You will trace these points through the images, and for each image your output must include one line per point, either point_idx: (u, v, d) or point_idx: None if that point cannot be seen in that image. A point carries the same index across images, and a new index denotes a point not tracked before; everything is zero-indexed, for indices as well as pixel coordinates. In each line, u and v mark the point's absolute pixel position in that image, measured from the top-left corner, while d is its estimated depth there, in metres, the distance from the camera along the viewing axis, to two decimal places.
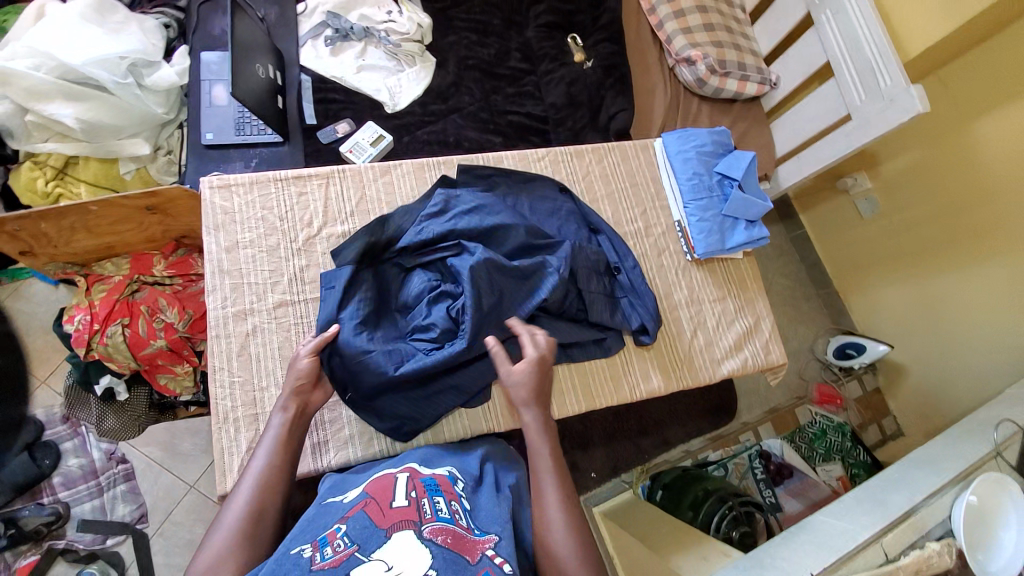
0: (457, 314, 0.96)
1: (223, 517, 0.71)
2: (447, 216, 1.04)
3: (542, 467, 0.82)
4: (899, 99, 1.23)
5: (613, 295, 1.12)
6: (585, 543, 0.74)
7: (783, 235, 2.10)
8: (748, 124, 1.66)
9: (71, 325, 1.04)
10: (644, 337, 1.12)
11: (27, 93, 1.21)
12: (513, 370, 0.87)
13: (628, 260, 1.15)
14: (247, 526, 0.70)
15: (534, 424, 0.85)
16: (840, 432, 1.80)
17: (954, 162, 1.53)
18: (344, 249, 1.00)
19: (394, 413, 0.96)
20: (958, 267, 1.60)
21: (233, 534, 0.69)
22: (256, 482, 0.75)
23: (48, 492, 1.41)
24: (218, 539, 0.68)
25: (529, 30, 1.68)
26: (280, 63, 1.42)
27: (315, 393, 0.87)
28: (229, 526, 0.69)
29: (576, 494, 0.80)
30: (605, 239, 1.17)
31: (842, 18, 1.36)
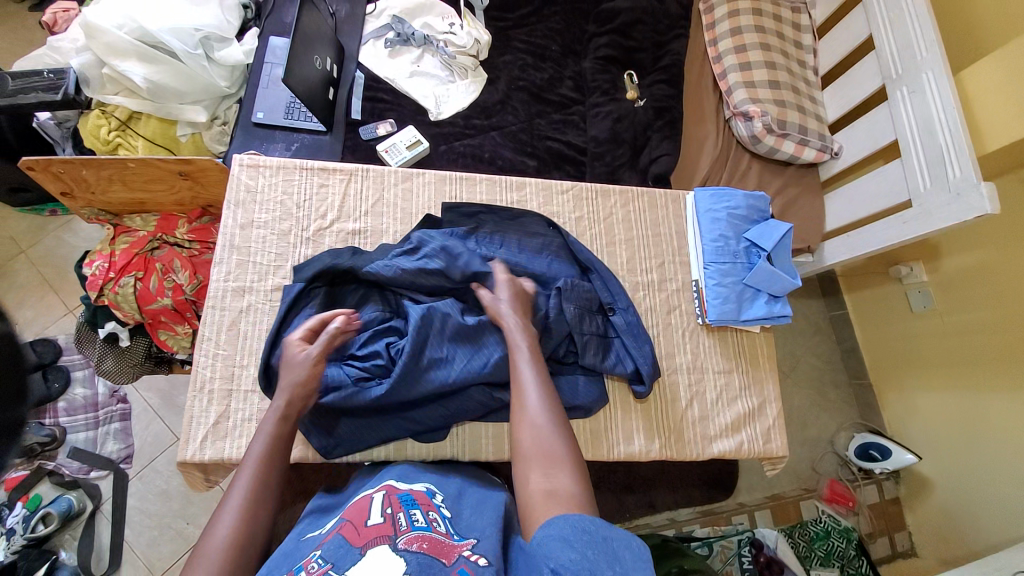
0: (395, 355, 0.95)
1: (207, 539, 0.69)
2: (418, 256, 1.01)
3: (522, 358, 0.86)
4: (965, 194, 1.13)
5: (605, 336, 1.06)
6: (557, 415, 0.78)
7: (821, 312, 1.97)
8: (799, 190, 1.56)
9: (90, 269, 1.10)
10: (639, 387, 1.06)
11: (108, 49, 1.32)
12: (495, 291, 0.96)
13: (621, 300, 1.09)
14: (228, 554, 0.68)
15: (514, 323, 0.91)
16: (845, 537, 1.63)
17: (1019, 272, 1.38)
18: (307, 265, 0.99)
19: (359, 418, 0.95)
20: (1007, 387, 1.43)
21: (219, 558, 0.67)
22: (240, 504, 0.73)
23: (50, 414, 1.48)
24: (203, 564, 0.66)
25: (586, 60, 1.67)
26: (340, 57, 1.49)
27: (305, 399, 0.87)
28: (214, 551, 0.67)
29: (552, 384, 0.83)
30: (598, 279, 1.11)
31: (918, 97, 1.26)
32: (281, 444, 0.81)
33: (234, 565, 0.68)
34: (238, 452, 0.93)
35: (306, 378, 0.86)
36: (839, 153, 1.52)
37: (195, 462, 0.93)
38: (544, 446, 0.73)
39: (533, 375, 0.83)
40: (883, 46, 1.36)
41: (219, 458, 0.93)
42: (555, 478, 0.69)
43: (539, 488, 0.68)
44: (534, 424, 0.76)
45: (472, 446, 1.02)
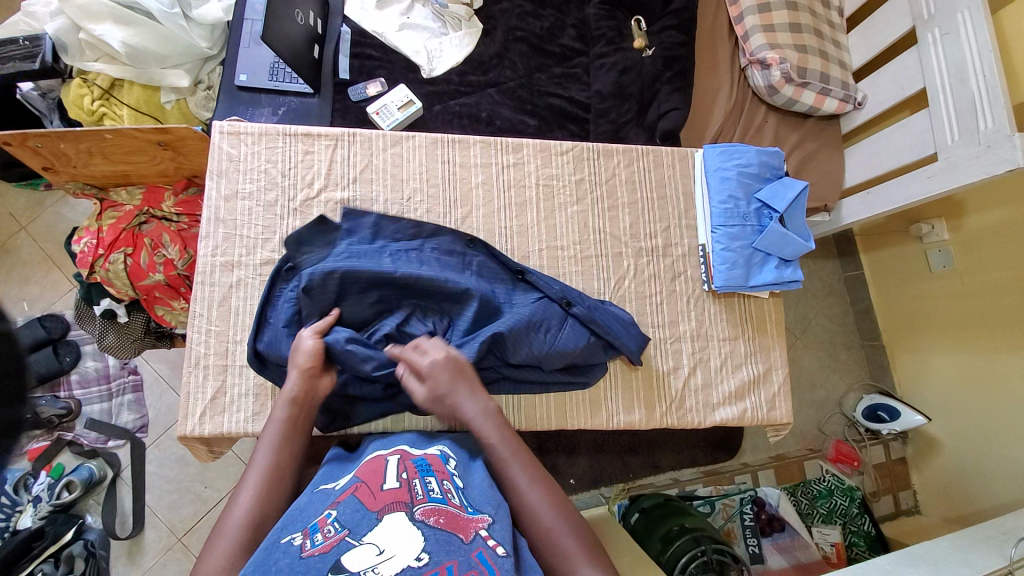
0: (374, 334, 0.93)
1: (226, 519, 0.68)
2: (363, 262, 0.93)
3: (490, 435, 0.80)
4: (997, 147, 1.04)
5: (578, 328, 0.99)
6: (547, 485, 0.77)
7: (835, 273, 1.90)
8: (817, 144, 1.46)
9: (78, 246, 1.08)
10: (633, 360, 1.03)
11: (82, 12, 1.24)
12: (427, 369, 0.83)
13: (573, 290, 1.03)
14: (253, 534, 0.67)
15: (468, 402, 0.82)
16: (848, 496, 1.65)
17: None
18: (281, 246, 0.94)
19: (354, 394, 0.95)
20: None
21: (234, 546, 0.65)
22: (255, 486, 0.71)
23: (64, 387, 1.50)
24: (221, 547, 0.64)
25: (590, 5, 1.54)
26: (324, 11, 1.39)
27: (323, 379, 0.84)
28: (231, 538, 0.65)
29: (541, 467, 0.79)
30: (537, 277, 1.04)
31: (952, 39, 1.14)
32: (298, 422, 0.79)
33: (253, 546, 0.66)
34: (237, 425, 0.94)
35: (311, 353, 0.83)
36: (863, 102, 1.40)
37: (196, 437, 0.93)
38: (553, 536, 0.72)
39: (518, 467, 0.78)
40: None
41: (219, 433, 0.93)
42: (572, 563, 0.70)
43: None
44: (541, 525, 0.73)
45: None
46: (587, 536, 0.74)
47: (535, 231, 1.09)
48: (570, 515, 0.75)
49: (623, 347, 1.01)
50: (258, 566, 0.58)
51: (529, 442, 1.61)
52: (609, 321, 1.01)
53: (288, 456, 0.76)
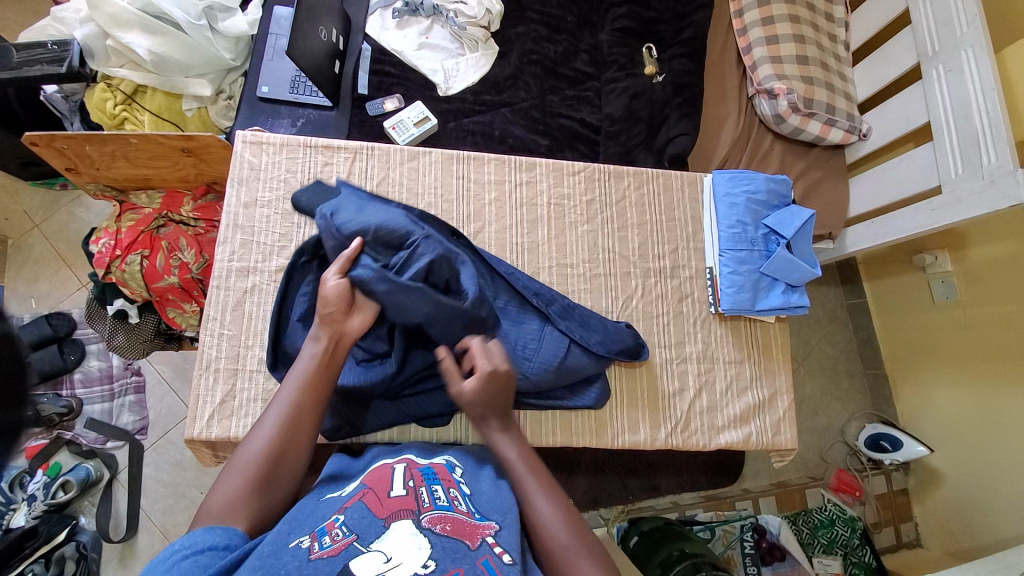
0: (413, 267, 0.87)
1: (239, 456, 0.71)
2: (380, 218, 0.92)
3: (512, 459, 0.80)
4: (1000, 182, 1.06)
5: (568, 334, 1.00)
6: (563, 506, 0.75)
7: (838, 299, 1.92)
8: (822, 173, 1.49)
9: (96, 246, 1.10)
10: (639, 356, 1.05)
11: (110, 19, 1.28)
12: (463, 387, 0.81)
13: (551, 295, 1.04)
14: (260, 485, 0.69)
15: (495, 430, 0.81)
16: (849, 526, 1.63)
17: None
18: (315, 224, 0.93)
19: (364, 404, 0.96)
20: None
21: (251, 475, 0.69)
22: (277, 420, 0.73)
23: (67, 385, 1.50)
24: (239, 474, 0.68)
25: (603, 32, 1.59)
26: (346, 29, 1.43)
27: (350, 322, 0.80)
28: (248, 468, 0.69)
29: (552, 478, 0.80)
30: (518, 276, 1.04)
31: (956, 76, 1.18)
32: (327, 361, 0.77)
33: (269, 476, 0.69)
34: (244, 430, 0.94)
35: (335, 295, 0.79)
36: (867, 135, 1.44)
37: (202, 440, 0.94)
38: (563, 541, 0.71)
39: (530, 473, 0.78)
40: (920, 19, 1.26)
41: (226, 437, 0.94)
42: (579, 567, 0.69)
43: None
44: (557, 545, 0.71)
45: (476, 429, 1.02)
46: (597, 546, 0.73)
47: (545, 249, 1.11)
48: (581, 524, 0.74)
49: (605, 348, 1.01)
50: (264, 567, 0.57)
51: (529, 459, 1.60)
52: (586, 323, 1.02)
53: (308, 406, 0.75)
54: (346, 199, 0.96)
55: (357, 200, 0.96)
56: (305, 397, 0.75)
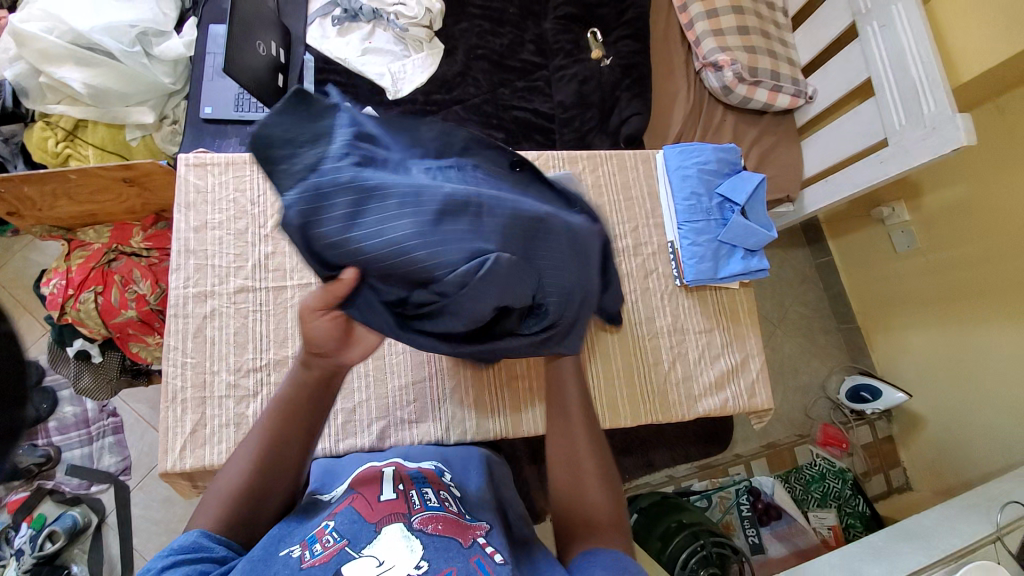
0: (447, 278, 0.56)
1: (223, 477, 0.71)
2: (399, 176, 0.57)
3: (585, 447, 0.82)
4: (941, 128, 1.09)
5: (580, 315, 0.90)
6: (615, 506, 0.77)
7: (807, 260, 1.95)
8: (775, 138, 1.52)
9: (47, 288, 1.07)
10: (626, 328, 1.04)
11: (41, 56, 1.25)
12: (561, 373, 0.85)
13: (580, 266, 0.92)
14: (245, 507, 0.69)
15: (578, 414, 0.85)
16: (840, 479, 1.67)
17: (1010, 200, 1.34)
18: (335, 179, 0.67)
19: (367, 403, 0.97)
20: (998, 319, 1.42)
21: (229, 500, 0.69)
22: (256, 445, 0.72)
23: (42, 435, 1.45)
24: (219, 497, 0.69)
25: (547, 21, 1.60)
26: (286, 41, 1.41)
27: (348, 352, 0.69)
28: (226, 493, 0.69)
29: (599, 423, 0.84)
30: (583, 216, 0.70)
31: (889, 31, 1.21)
32: (310, 387, 0.73)
33: (250, 501, 0.69)
34: (218, 456, 0.92)
35: (323, 335, 0.66)
36: (813, 96, 1.47)
37: (177, 472, 0.92)
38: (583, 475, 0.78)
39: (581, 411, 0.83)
40: None
41: (200, 466, 0.91)
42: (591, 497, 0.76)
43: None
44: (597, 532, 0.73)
45: (456, 426, 1.01)
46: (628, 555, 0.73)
47: None
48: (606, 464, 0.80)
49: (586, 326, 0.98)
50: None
51: None
52: None
53: (291, 430, 0.72)
54: (327, 171, 0.55)
55: (353, 183, 0.53)
56: (287, 424, 0.72)
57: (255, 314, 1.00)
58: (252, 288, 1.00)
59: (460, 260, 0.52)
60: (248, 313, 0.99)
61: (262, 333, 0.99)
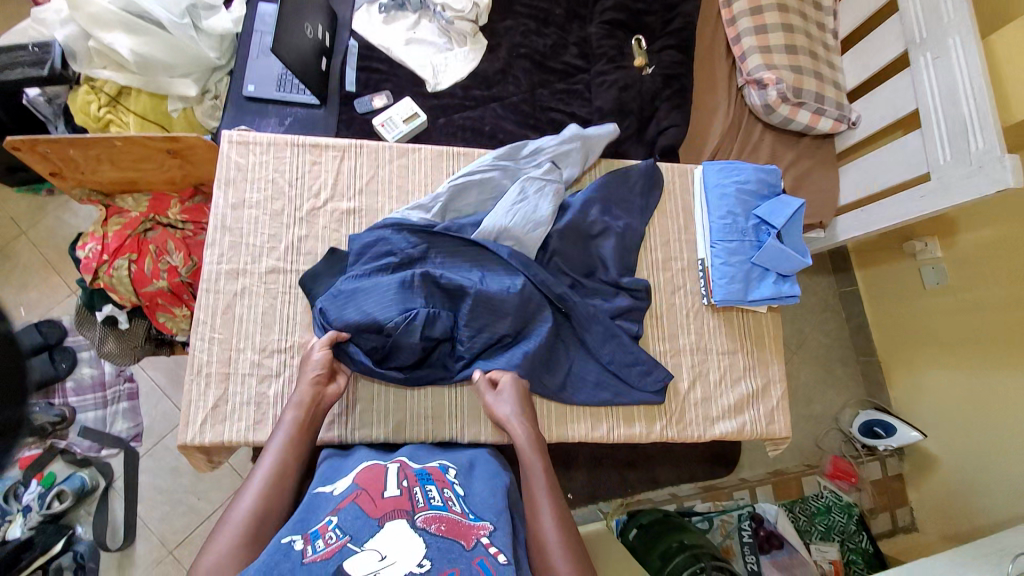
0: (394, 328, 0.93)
1: (230, 514, 0.71)
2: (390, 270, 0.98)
3: (539, 487, 0.80)
4: (988, 168, 1.07)
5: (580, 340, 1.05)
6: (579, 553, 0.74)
7: (831, 288, 1.93)
8: (812, 163, 1.49)
9: (83, 252, 1.08)
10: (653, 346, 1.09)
11: (91, 19, 1.26)
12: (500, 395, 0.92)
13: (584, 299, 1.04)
14: (244, 546, 0.68)
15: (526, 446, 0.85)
16: (846, 513, 1.66)
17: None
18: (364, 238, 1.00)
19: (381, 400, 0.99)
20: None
21: (238, 535, 0.68)
22: (262, 480, 0.75)
23: (59, 394, 1.47)
24: (227, 536, 0.68)
25: (592, 24, 1.58)
26: (332, 25, 1.42)
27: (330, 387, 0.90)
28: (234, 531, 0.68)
29: (571, 517, 0.79)
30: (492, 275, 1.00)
31: (943, 63, 1.18)
32: (306, 422, 0.84)
33: (260, 533, 0.70)
34: (238, 434, 0.93)
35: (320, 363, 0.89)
36: (857, 123, 1.45)
37: (196, 445, 0.92)
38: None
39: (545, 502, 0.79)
40: (908, 5, 1.26)
41: (219, 441, 0.92)
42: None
43: None
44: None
45: (472, 427, 1.00)
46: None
47: None
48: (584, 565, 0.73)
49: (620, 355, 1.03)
50: (260, 568, 0.58)
51: None
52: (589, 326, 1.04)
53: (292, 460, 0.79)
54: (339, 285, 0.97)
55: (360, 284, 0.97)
56: (290, 459, 0.79)
57: (284, 295, 1.00)
58: (284, 270, 1.01)
59: (398, 313, 0.93)
60: (281, 292, 1.00)
61: (290, 315, 0.99)
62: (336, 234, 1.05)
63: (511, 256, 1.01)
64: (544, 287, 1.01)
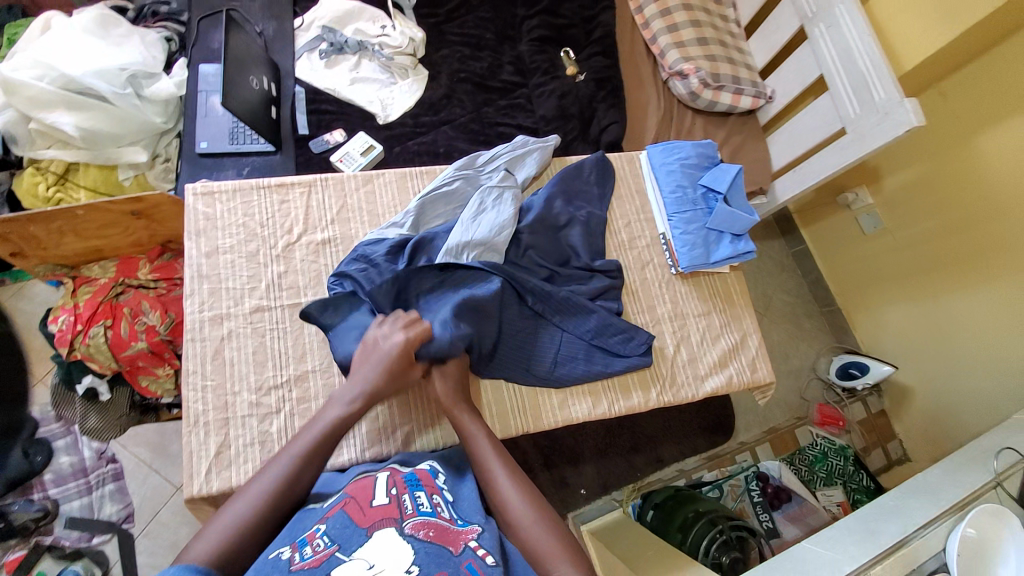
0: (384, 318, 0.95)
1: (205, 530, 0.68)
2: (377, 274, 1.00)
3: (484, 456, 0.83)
4: (893, 112, 1.21)
5: (569, 326, 1.08)
6: (530, 492, 0.78)
7: (783, 250, 2.07)
8: (742, 137, 1.63)
9: (55, 325, 1.07)
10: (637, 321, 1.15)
11: (31, 102, 1.26)
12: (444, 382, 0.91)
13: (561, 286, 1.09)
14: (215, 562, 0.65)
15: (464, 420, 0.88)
16: (842, 455, 1.72)
17: (976, 184, 1.45)
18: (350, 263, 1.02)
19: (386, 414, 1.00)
20: (978, 287, 1.52)
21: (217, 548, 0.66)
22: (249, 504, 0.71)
23: (38, 489, 1.39)
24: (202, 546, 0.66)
25: (522, 44, 1.70)
26: (276, 75, 1.46)
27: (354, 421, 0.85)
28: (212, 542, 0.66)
29: (520, 468, 0.83)
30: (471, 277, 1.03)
31: (835, 31, 1.35)
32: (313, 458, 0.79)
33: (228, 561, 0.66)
34: (246, 477, 0.91)
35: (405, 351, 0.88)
36: (773, 96, 1.60)
37: (204, 497, 0.90)
38: (540, 556, 0.71)
39: (513, 488, 0.79)
40: None
41: (228, 488, 0.90)
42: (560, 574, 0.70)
43: None
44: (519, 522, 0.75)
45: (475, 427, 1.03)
46: (553, 516, 0.77)
47: None
48: (564, 535, 0.75)
49: (607, 336, 1.09)
50: None
51: (534, 456, 1.62)
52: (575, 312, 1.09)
53: (311, 464, 0.78)
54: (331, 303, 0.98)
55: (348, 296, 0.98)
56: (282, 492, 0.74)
57: (273, 332, 1.01)
58: (267, 307, 1.02)
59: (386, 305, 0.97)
60: (279, 322, 1.02)
61: (281, 350, 1.00)
62: (315, 265, 1.07)
63: (481, 262, 1.03)
64: (519, 282, 1.05)
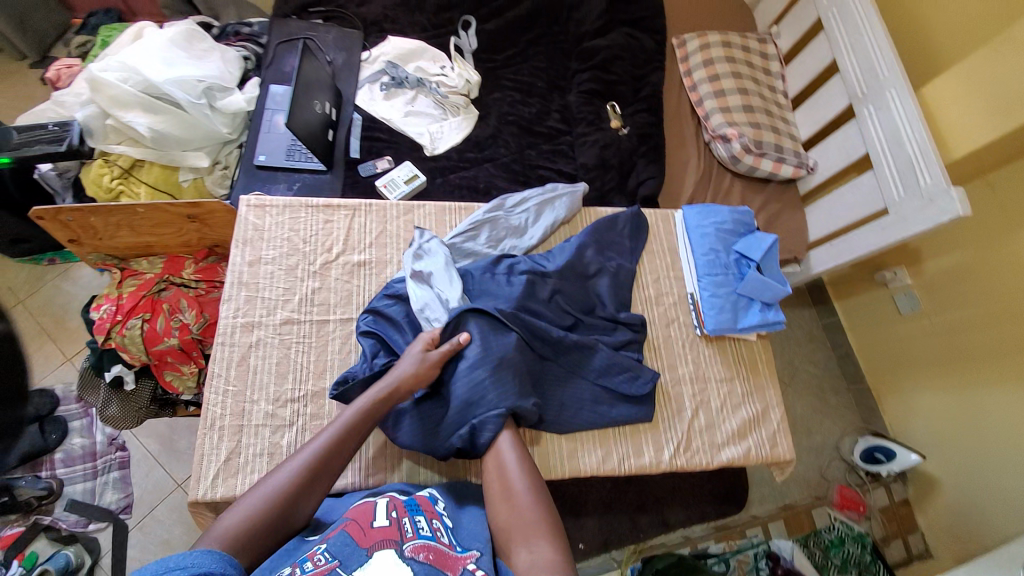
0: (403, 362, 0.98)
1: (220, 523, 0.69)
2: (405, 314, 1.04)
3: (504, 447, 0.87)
4: (938, 199, 1.19)
5: (588, 376, 1.07)
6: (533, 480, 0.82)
7: (814, 320, 2.01)
8: (780, 205, 1.63)
9: (97, 313, 1.13)
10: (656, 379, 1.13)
11: (112, 101, 1.37)
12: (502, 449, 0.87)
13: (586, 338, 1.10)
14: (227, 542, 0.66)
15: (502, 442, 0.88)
16: (859, 543, 1.61)
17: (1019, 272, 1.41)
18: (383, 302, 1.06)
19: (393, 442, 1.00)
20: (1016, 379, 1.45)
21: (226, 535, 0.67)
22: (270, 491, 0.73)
23: (47, 466, 1.40)
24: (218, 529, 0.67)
25: (571, 94, 1.77)
26: (337, 101, 1.56)
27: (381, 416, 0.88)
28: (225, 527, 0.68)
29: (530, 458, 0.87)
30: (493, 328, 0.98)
31: (885, 113, 1.35)
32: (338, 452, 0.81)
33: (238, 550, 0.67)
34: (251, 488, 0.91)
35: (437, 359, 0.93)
36: (815, 167, 1.61)
37: (206, 502, 0.90)
38: (529, 527, 0.74)
39: (518, 470, 0.83)
40: (846, 68, 1.48)
41: (231, 496, 0.90)
42: (537, 549, 0.70)
43: (524, 564, 0.69)
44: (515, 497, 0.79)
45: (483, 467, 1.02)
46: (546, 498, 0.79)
47: None
48: (549, 517, 0.76)
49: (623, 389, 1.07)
50: None
51: None
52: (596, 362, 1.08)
53: (336, 457, 0.80)
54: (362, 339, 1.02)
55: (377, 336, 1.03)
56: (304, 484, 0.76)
57: (298, 345, 1.04)
58: (297, 320, 1.05)
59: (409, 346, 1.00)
60: (307, 336, 1.04)
61: (303, 364, 1.02)
62: (347, 286, 1.11)
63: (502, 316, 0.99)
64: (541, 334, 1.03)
